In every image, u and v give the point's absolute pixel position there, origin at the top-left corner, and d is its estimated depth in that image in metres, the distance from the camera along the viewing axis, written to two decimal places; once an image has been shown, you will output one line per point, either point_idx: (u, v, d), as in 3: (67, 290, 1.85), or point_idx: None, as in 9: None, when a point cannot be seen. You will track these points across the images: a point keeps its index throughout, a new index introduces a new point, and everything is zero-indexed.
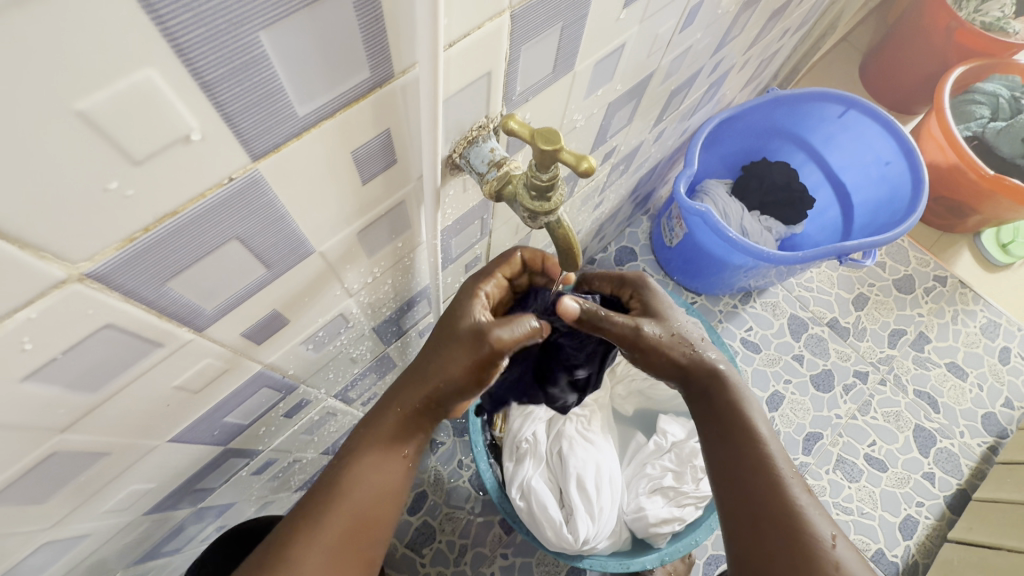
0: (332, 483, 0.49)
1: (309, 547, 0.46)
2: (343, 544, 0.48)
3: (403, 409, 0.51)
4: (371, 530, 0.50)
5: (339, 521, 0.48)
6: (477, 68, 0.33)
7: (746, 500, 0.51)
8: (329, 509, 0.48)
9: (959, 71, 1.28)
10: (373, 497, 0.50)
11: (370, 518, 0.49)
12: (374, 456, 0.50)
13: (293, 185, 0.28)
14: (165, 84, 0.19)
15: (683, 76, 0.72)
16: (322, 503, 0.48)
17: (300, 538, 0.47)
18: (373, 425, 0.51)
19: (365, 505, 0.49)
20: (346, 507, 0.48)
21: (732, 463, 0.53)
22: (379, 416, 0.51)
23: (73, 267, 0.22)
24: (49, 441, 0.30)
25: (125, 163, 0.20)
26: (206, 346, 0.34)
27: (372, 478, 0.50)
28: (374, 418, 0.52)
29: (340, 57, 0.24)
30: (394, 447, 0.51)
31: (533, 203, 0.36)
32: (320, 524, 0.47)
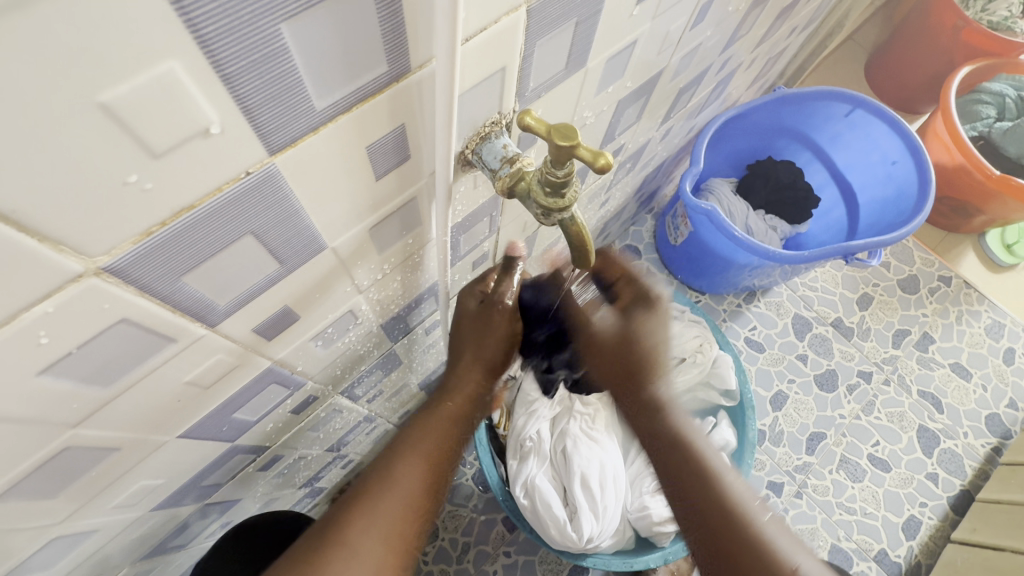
0: (386, 468, 0.49)
1: (365, 530, 0.46)
2: (398, 532, 0.47)
3: (449, 401, 0.56)
4: (421, 522, 0.49)
5: (395, 506, 0.47)
6: (492, 63, 0.33)
7: (699, 526, 0.56)
8: (384, 494, 0.47)
9: (965, 71, 1.28)
10: (427, 485, 0.49)
11: (422, 508, 0.49)
12: (426, 443, 0.51)
13: (308, 179, 0.28)
14: (187, 76, 0.19)
15: (691, 74, 0.72)
16: (377, 488, 0.48)
17: (356, 521, 0.46)
18: (422, 417, 0.54)
19: (418, 493, 0.49)
20: (401, 491, 0.48)
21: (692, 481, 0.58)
22: (427, 410, 0.55)
23: (90, 260, 0.22)
24: (61, 436, 0.30)
25: (144, 156, 0.20)
26: (218, 342, 0.34)
27: (425, 464, 0.50)
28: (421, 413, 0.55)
29: (359, 51, 0.24)
30: (443, 438, 0.53)
31: (547, 200, 0.36)
32: (376, 508, 0.47)
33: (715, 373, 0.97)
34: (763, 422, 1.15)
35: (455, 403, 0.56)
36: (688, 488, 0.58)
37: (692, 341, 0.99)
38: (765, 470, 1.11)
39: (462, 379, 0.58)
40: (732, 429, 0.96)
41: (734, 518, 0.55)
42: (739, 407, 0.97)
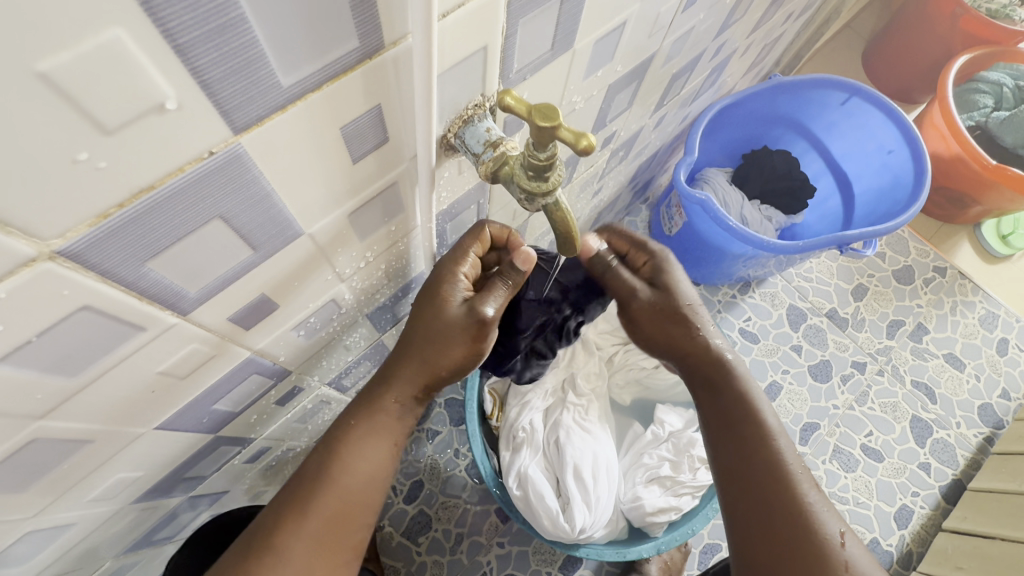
0: (316, 471, 0.47)
1: (296, 535, 0.44)
2: (330, 532, 0.46)
3: (391, 392, 0.49)
4: (360, 517, 0.47)
5: (325, 509, 0.46)
6: (473, 41, 0.31)
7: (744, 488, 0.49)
8: (315, 496, 0.46)
9: (963, 59, 1.27)
10: (363, 486, 0.48)
11: (359, 505, 0.47)
12: (364, 441, 0.48)
13: (278, 161, 0.27)
14: (134, 44, 0.18)
15: (684, 59, 0.70)
16: (307, 493, 0.46)
17: (286, 527, 0.44)
18: (362, 411, 0.49)
19: (353, 492, 0.47)
20: (332, 495, 0.46)
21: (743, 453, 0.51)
22: (365, 401, 0.49)
23: (43, 244, 0.21)
24: (28, 427, 0.29)
25: (96, 133, 0.19)
26: (191, 331, 0.33)
27: (360, 466, 0.47)
28: (361, 404, 0.49)
29: (326, 25, 0.23)
30: (383, 433, 0.49)
31: (530, 184, 0.35)
32: (306, 513, 0.45)
33: None
34: None
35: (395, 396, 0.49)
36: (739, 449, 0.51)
37: None
38: None
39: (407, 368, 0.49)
40: None
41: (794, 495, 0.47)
42: None
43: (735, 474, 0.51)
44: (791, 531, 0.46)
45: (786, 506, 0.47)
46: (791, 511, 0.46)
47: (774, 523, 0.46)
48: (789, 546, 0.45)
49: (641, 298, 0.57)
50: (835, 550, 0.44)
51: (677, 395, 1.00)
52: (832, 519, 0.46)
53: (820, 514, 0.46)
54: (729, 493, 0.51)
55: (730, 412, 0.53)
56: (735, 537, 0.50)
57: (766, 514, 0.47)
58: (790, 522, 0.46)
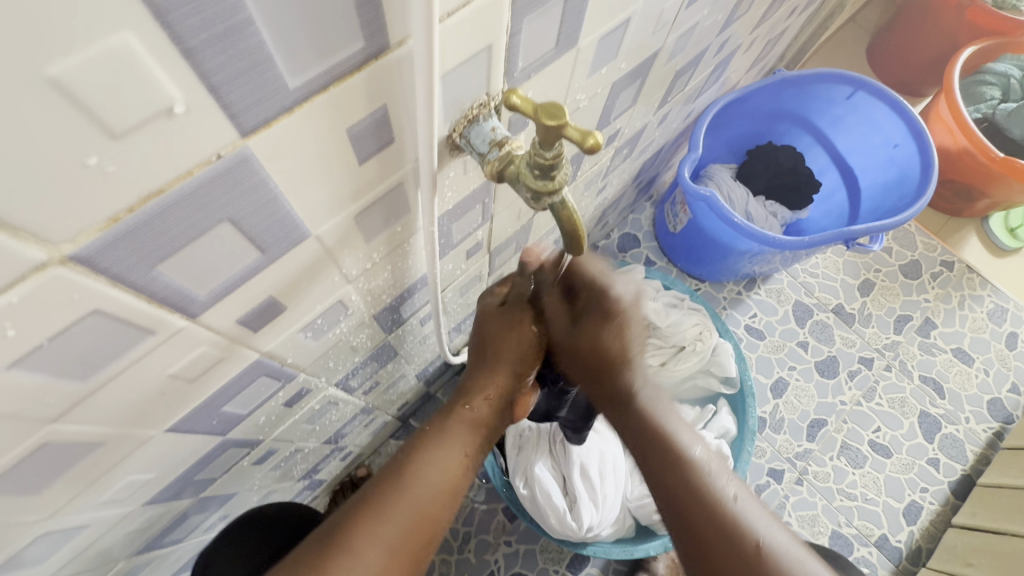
0: (395, 474, 0.50)
1: (372, 533, 0.46)
2: (403, 535, 0.47)
3: (467, 407, 0.56)
4: (429, 530, 0.49)
5: (401, 511, 0.48)
6: (477, 41, 0.31)
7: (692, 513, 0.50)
8: (393, 501, 0.48)
9: (969, 51, 1.25)
10: (438, 495, 0.50)
11: (429, 515, 0.49)
12: (439, 453, 0.52)
13: (285, 163, 0.27)
14: (143, 49, 0.18)
15: (687, 56, 0.70)
16: (386, 490, 0.49)
17: (364, 521, 0.46)
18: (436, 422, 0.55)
19: (425, 501, 0.49)
20: (409, 497, 0.49)
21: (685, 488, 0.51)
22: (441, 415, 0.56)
23: (54, 248, 0.21)
24: (41, 431, 0.29)
25: (105, 137, 0.19)
26: (200, 334, 0.33)
27: (431, 473, 0.51)
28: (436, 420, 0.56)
29: (332, 26, 0.23)
30: (452, 444, 0.54)
31: (536, 183, 0.34)
32: (384, 509, 0.47)
33: (715, 361, 0.97)
34: (764, 409, 1.14)
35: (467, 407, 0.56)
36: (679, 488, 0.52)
37: (691, 329, 0.97)
38: (765, 458, 1.10)
39: (481, 384, 0.58)
40: (732, 418, 0.96)
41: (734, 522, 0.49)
42: (739, 395, 0.96)
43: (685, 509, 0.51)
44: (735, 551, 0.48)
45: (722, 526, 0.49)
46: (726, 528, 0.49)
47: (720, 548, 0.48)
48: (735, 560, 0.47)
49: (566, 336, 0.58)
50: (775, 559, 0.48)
51: (682, 391, 1.01)
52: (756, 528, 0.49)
53: (746, 525, 0.49)
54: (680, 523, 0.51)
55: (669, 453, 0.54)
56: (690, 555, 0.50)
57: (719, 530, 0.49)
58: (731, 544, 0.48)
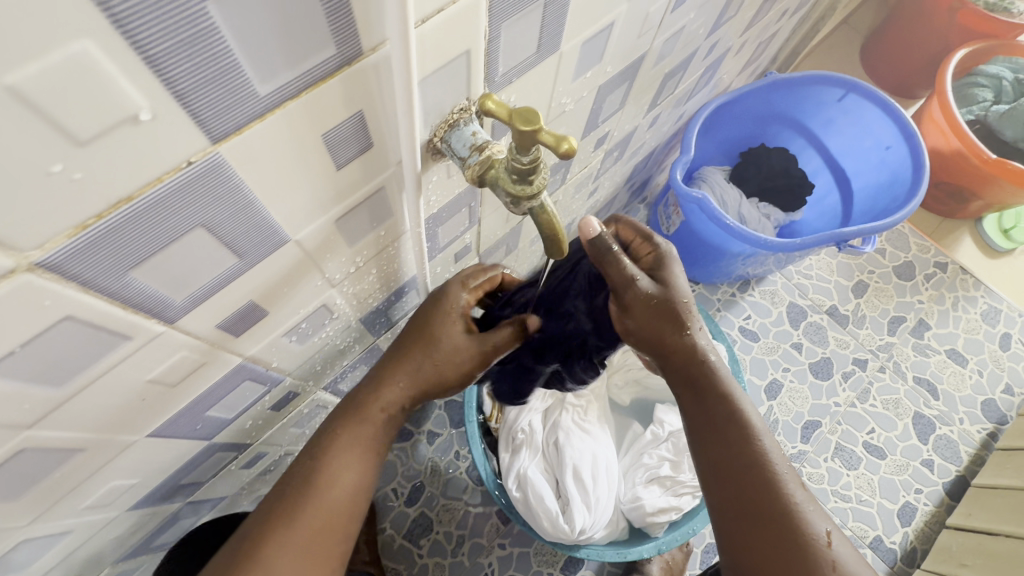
0: (302, 481, 0.46)
1: (280, 547, 0.44)
2: (313, 543, 0.45)
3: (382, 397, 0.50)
4: (342, 528, 0.47)
5: (311, 520, 0.45)
6: (455, 46, 0.31)
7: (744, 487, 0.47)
8: (298, 509, 0.45)
9: (961, 53, 1.26)
10: (348, 492, 0.47)
11: (344, 515, 0.47)
12: (347, 451, 0.48)
13: (260, 169, 0.27)
14: (103, 57, 0.18)
15: (676, 59, 0.70)
16: (293, 501, 0.45)
17: (271, 536, 0.44)
18: (345, 418, 0.49)
19: (333, 504, 0.46)
20: (316, 502, 0.46)
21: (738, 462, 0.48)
22: (351, 406, 0.50)
23: (21, 255, 0.21)
24: (17, 437, 0.29)
25: (69, 144, 0.19)
26: (179, 338, 0.33)
27: (344, 476, 0.47)
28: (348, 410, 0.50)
29: (302, 33, 0.23)
30: (365, 441, 0.49)
31: (515, 187, 0.35)
32: (292, 522, 0.45)
33: None
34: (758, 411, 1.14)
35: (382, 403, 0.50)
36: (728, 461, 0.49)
37: None
38: None
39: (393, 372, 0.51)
40: None
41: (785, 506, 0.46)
42: None
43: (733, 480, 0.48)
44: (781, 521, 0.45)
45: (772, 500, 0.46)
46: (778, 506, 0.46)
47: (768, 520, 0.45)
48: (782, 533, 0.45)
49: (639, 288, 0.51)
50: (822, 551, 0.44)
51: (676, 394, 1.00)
52: (818, 518, 0.46)
53: (807, 515, 0.45)
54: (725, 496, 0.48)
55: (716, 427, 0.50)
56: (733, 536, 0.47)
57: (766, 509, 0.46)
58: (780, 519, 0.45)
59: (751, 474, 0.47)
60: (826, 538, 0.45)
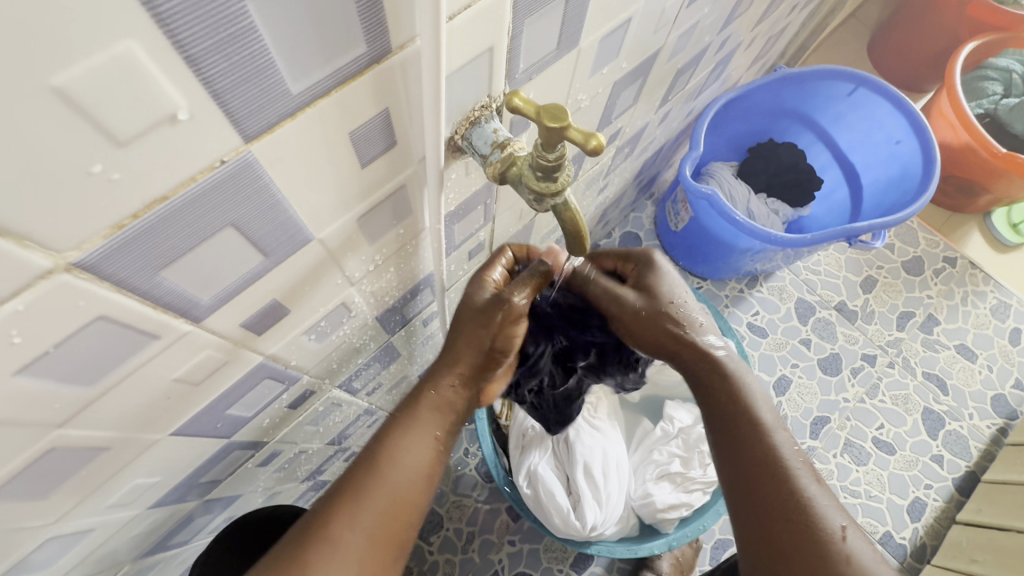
0: (369, 464, 0.47)
1: (351, 526, 0.44)
2: (381, 524, 0.46)
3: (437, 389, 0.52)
4: (408, 512, 0.47)
5: (378, 501, 0.46)
6: (479, 43, 0.31)
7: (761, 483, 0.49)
8: (365, 490, 0.46)
9: (970, 47, 1.25)
10: (413, 474, 0.48)
11: (410, 499, 0.47)
12: (411, 434, 0.49)
13: (288, 168, 0.27)
14: (146, 57, 0.18)
15: (688, 55, 0.70)
16: (359, 484, 0.46)
17: (340, 515, 0.45)
18: (407, 404, 0.51)
19: (400, 487, 0.47)
20: (383, 483, 0.46)
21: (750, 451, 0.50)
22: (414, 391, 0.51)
23: (59, 256, 0.21)
24: (47, 436, 0.29)
25: (108, 145, 0.19)
26: (204, 338, 0.33)
27: (408, 459, 0.48)
28: (410, 398, 0.52)
29: (334, 32, 0.23)
30: (428, 424, 0.50)
31: (539, 184, 0.34)
32: (361, 502, 0.45)
33: None
34: None
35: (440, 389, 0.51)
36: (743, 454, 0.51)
37: None
38: None
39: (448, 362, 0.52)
40: None
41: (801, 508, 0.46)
42: None
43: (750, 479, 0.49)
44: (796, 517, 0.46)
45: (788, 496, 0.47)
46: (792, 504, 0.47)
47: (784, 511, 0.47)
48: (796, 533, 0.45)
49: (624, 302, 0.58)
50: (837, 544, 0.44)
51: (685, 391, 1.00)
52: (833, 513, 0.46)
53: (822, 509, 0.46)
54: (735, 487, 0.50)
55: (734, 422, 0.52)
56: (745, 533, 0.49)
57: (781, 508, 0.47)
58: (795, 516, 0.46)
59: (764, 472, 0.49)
60: (842, 532, 0.45)
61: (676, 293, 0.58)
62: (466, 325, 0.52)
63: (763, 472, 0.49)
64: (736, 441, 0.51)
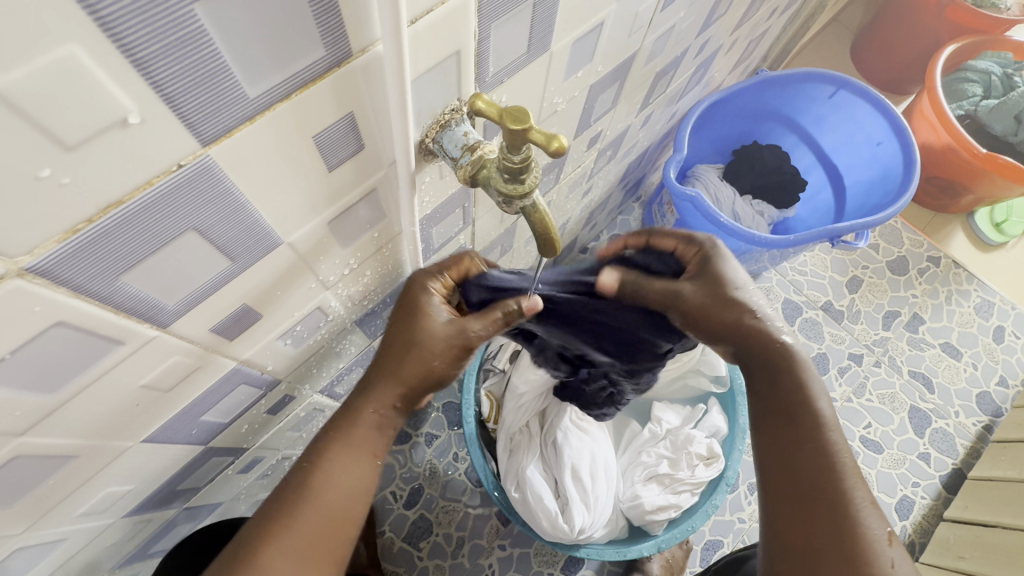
0: (297, 484, 0.45)
1: (277, 552, 0.42)
2: (312, 548, 0.44)
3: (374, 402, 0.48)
4: (342, 532, 0.45)
5: (309, 524, 0.44)
6: (444, 48, 0.31)
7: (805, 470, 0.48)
8: (295, 514, 0.44)
9: (950, 49, 1.27)
10: (347, 493, 0.46)
11: (343, 520, 0.46)
12: (343, 454, 0.47)
13: (251, 172, 0.27)
14: (91, 61, 0.18)
15: (668, 57, 0.71)
16: (284, 509, 0.44)
17: (269, 544, 0.42)
18: (340, 421, 0.48)
19: (332, 507, 0.45)
20: (316, 505, 0.45)
21: (799, 437, 0.49)
22: (346, 410, 0.48)
23: (10, 261, 0.21)
24: (10, 444, 0.29)
25: (56, 149, 0.19)
26: (173, 344, 0.33)
27: (341, 479, 0.46)
28: (344, 414, 0.48)
29: (290, 36, 0.23)
30: (364, 443, 0.48)
31: (507, 186, 0.35)
32: (288, 529, 0.43)
33: (705, 360, 0.96)
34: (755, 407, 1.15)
35: (383, 407, 0.48)
36: (793, 437, 0.50)
37: None
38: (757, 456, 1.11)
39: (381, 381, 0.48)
40: (723, 417, 0.95)
41: (845, 504, 0.45)
42: (729, 394, 0.95)
43: (795, 463, 0.48)
44: (834, 509, 0.45)
45: (833, 488, 0.46)
46: (836, 496, 0.45)
47: (825, 502, 0.46)
48: (833, 524, 0.44)
49: (686, 294, 0.54)
50: (880, 550, 0.43)
51: (671, 391, 1.01)
52: (879, 521, 0.45)
53: (867, 513, 0.45)
54: (777, 469, 0.50)
55: (787, 401, 0.51)
56: (776, 521, 0.48)
57: (821, 497, 0.46)
58: (835, 507, 0.45)
59: (815, 460, 0.48)
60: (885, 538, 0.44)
61: (740, 279, 0.54)
62: (416, 344, 0.48)
63: (814, 460, 0.48)
64: (790, 426, 0.50)
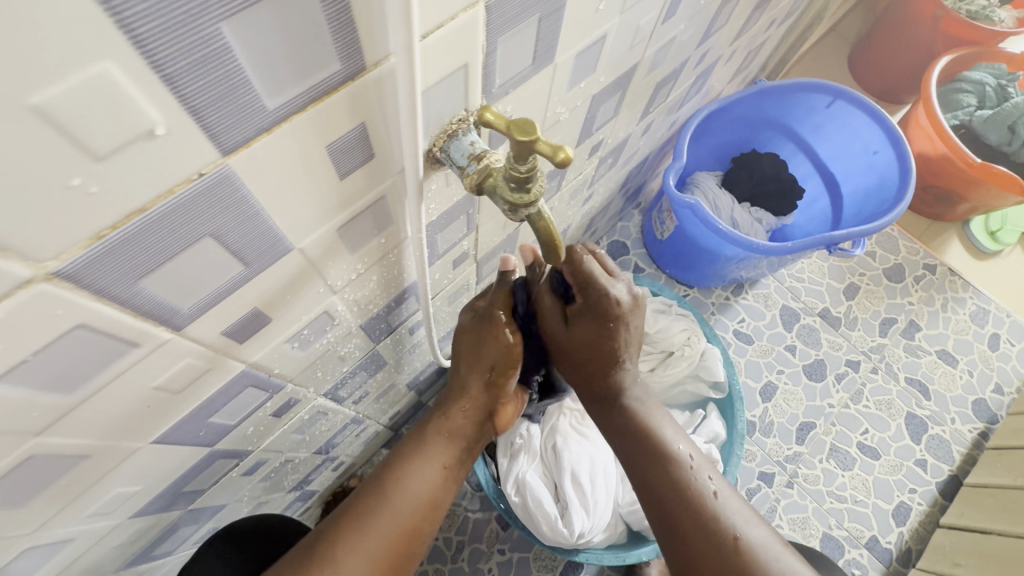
0: (379, 485, 0.53)
1: (360, 539, 0.49)
2: (386, 543, 0.50)
3: (442, 427, 0.59)
4: (409, 540, 0.52)
5: (385, 523, 0.51)
6: (453, 61, 0.33)
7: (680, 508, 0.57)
8: (377, 510, 0.51)
9: (946, 60, 1.29)
10: (417, 504, 0.53)
11: (411, 529, 0.52)
12: (420, 466, 0.55)
13: (266, 180, 0.28)
14: (123, 76, 0.19)
15: (668, 67, 0.72)
16: (372, 500, 0.52)
17: (355, 531, 0.50)
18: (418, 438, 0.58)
19: (405, 512, 0.52)
20: (392, 506, 0.52)
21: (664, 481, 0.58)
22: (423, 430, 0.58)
23: (38, 266, 0.22)
24: (26, 443, 0.30)
25: (86, 159, 0.20)
26: (186, 346, 0.34)
27: (414, 488, 0.54)
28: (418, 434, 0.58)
29: (309, 50, 0.24)
30: (436, 460, 0.57)
31: (513, 196, 0.35)
32: (371, 520, 0.51)
33: (704, 366, 0.97)
34: (753, 413, 1.15)
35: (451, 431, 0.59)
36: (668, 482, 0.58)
37: (679, 334, 0.98)
38: (754, 462, 1.11)
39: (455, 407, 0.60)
40: (721, 422, 0.97)
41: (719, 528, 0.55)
42: (727, 400, 0.97)
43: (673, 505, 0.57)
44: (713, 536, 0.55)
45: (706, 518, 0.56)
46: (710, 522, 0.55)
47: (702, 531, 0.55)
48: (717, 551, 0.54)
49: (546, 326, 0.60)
50: (756, 549, 0.54)
51: (670, 397, 1.01)
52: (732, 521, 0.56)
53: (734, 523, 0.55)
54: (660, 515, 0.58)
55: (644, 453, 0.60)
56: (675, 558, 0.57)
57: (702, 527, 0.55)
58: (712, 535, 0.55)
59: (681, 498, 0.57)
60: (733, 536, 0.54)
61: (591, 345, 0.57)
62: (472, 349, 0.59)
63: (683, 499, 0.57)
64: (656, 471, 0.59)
